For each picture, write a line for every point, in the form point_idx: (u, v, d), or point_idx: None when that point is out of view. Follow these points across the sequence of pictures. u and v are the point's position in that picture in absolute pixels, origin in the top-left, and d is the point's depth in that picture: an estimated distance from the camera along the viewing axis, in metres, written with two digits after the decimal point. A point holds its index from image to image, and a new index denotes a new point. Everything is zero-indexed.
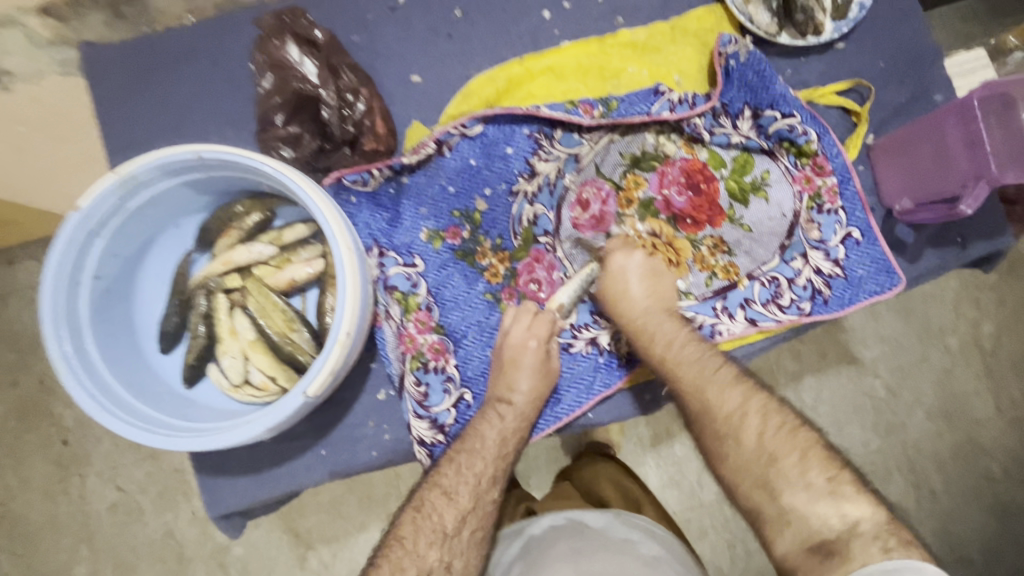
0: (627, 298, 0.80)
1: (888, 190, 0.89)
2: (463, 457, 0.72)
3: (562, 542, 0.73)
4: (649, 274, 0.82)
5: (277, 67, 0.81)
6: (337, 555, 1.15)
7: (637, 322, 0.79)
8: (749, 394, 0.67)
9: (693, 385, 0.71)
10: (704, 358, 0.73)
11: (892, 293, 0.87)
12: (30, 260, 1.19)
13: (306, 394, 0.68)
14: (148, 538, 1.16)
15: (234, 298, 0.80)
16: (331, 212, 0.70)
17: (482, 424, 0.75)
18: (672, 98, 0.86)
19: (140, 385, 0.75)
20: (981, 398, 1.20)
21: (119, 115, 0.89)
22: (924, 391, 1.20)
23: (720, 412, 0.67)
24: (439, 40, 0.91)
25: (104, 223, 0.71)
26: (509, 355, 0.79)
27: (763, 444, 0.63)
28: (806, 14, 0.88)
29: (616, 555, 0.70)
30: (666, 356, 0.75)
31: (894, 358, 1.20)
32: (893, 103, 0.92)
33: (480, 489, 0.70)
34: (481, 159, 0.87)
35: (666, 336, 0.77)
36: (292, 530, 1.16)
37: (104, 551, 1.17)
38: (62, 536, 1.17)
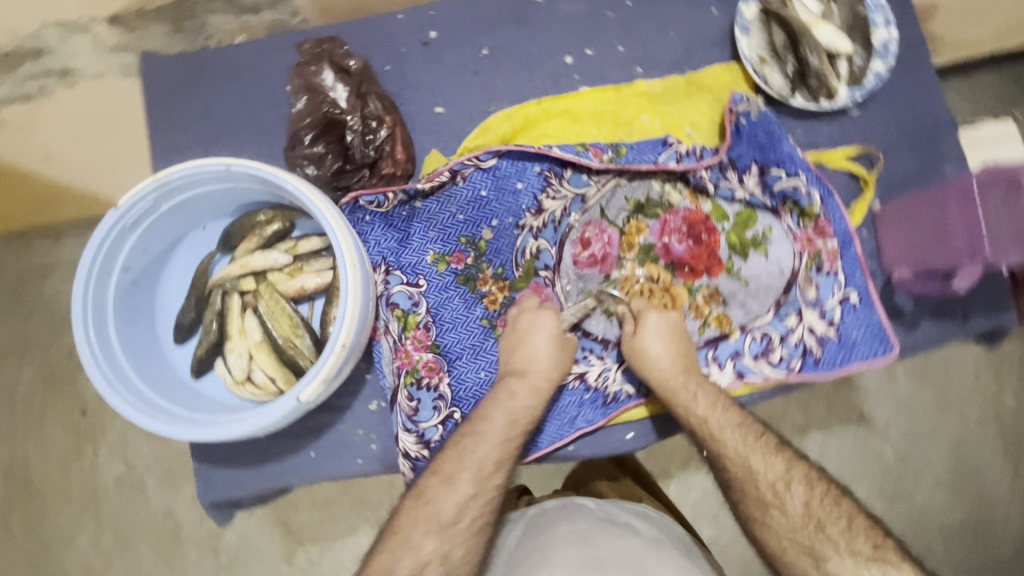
0: (660, 359, 0.82)
1: (889, 255, 0.89)
2: (471, 444, 0.71)
3: (565, 524, 0.72)
4: (677, 334, 0.85)
5: (312, 91, 0.89)
6: (325, 553, 1.18)
7: (676, 384, 0.80)
8: (794, 462, 0.69)
9: (738, 451, 0.71)
10: (744, 422, 0.75)
11: (885, 360, 0.87)
12: (69, 238, 1.22)
13: (300, 398, 0.73)
14: (149, 517, 1.21)
15: (247, 300, 0.85)
16: (335, 221, 0.75)
17: (488, 408, 0.75)
18: (680, 149, 0.89)
19: (151, 372, 0.81)
20: (997, 472, 1.17)
21: (167, 122, 0.96)
22: (934, 459, 1.17)
23: (765, 480, 0.68)
24: (465, 76, 0.96)
25: (138, 221, 0.77)
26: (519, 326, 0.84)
27: (811, 512, 0.65)
28: (819, 80, 0.91)
29: (622, 534, 0.70)
30: (707, 419, 0.76)
31: (906, 423, 1.17)
32: (902, 172, 0.93)
33: (481, 475, 0.68)
34: (492, 192, 0.91)
35: (708, 398, 0.78)
36: (285, 524, 1.19)
37: (108, 522, 1.22)
38: (72, 502, 1.22)
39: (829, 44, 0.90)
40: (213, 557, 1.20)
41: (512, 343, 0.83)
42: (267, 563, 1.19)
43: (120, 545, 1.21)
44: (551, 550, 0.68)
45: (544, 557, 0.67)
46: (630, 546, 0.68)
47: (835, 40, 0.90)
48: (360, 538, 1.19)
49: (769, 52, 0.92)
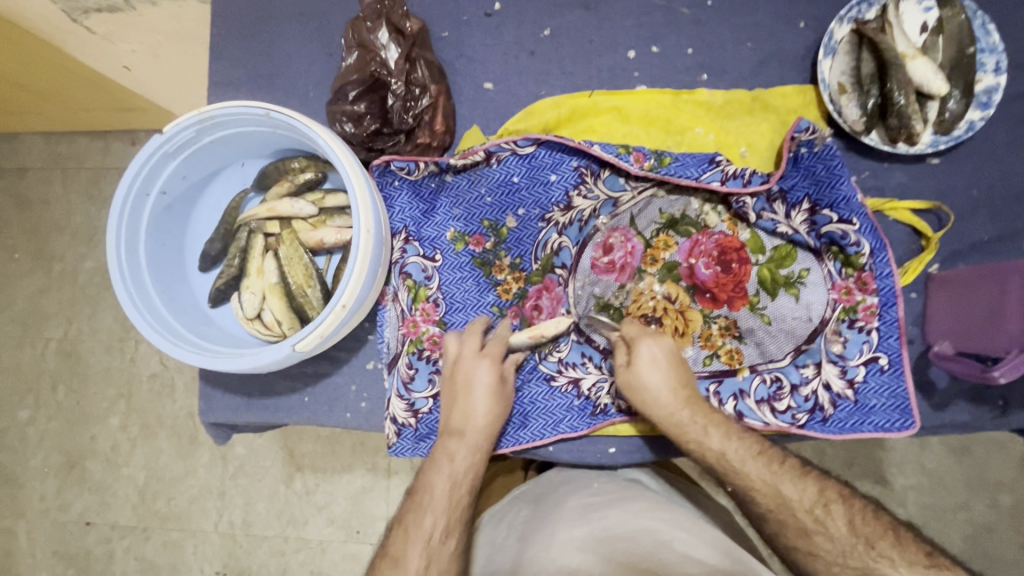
0: (662, 392, 0.78)
1: (933, 326, 0.82)
2: (427, 501, 0.71)
3: (573, 498, 0.78)
4: (677, 360, 0.81)
5: (364, 47, 0.88)
6: (319, 484, 1.25)
7: (682, 417, 0.76)
8: (824, 483, 0.68)
9: (762, 481, 0.69)
10: (765, 449, 0.73)
11: (901, 435, 0.80)
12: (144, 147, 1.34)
13: (295, 347, 0.75)
14: (173, 414, 1.31)
15: (269, 242, 0.88)
16: (355, 177, 0.76)
17: (430, 473, 0.73)
18: (727, 170, 0.83)
19: (172, 293, 0.85)
20: (1015, 567, 1.08)
21: (228, 54, 0.99)
22: (952, 539, 1.10)
23: (803, 508, 0.66)
24: (521, 56, 0.93)
25: (179, 149, 0.81)
26: (461, 376, 0.80)
27: (856, 530, 0.63)
28: (900, 121, 0.81)
29: (626, 500, 0.76)
30: (725, 451, 0.73)
31: (928, 495, 1.11)
32: (973, 238, 0.84)
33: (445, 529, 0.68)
34: (524, 179, 0.89)
35: (718, 428, 0.75)
36: (290, 449, 1.26)
37: (137, 411, 1.32)
38: (110, 386, 1.33)
39: (924, 83, 0.80)
40: (221, 464, 1.29)
41: (452, 395, 0.80)
42: (267, 481, 1.27)
43: (144, 434, 1.32)
44: (560, 524, 0.72)
45: (555, 527, 0.71)
46: (638, 509, 0.73)
47: (931, 79, 0.80)
48: (352, 479, 1.24)
49: (852, 80, 0.84)
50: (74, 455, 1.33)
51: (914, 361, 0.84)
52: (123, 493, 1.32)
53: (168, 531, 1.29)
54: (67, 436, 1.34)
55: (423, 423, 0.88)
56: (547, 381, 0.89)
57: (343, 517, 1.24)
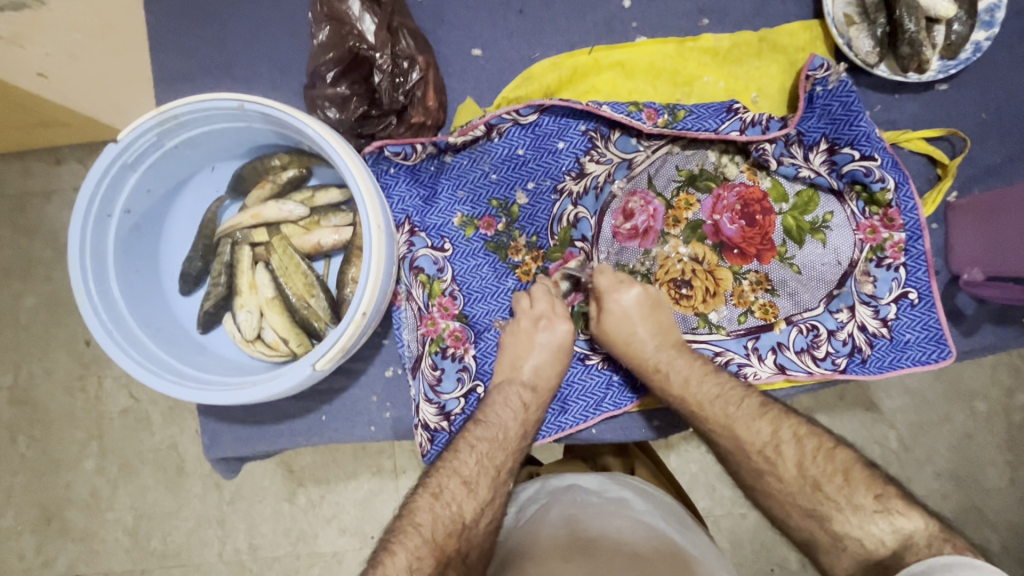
0: (634, 340, 0.78)
1: (958, 255, 0.82)
2: (486, 444, 0.71)
3: (556, 508, 0.70)
4: (648, 308, 0.79)
5: (335, 20, 0.78)
6: (324, 496, 1.17)
7: (649, 363, 0.77)
8: (779, 423, 0.67)
9: (720, 423, 0.70)
10: (725, 391, 0.72)
11: (938, 366, 0.80)
12: (74, 161, 1.18)
13: (315, 366, 0.67)
14: (153, 449, 1.19)
15: (259, 252, 0.79)
16: (365, 181, 0.67)
17: (500, 410, 0.75)
18: (746, 117, 0.79)
19: (155, 323, 0.75)
20: (996, 470, 1.10)
21: (171, 43, 0.86)
22: (939, 452, 1.10)
23: (755, 448, 0.66)
24: (509, 16, 0.85)
25: (141, 158, 0.70)
26: (524, 322, 0.79)
27: (805, 472, 0.63)
28: (913, 49, 0.78)
29: (610, 516, 0.68)
30: (687, 396, 0.73)
31: (915, 413, 1.10)
32: (986, 162, 0.84)
33: (498, 479, 0.70)
34: (530, 151, 0.83)
35: (683, 374, 0.75)
36: (287, 465, 1.18)
37: (113, 450, 1.20)
38: (76, 429, 1.20)
39: (931, 6, 0.77)
40: (215, 492, 1.19)
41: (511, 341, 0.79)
42: (269, 500, 1.18)
43: (124, 474, 1.20)
44: (539, 537, 0.66)
45: (532, 542, 0.66)
46: (617, 529, 0.66)
47: (937, 1, 0.77)
48: (359, 486, 1.16)
49: (858, 10, 0.80)
50: (49, 506, 1.21)
51: (942, 290, 0.84)
52: (112, 538, 1.20)
53: (168, 570, 1.19)
54: (38, 488, 1.21)
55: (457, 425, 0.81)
56: (582, 360, 0.85)
57: (354, 524, 1.16)
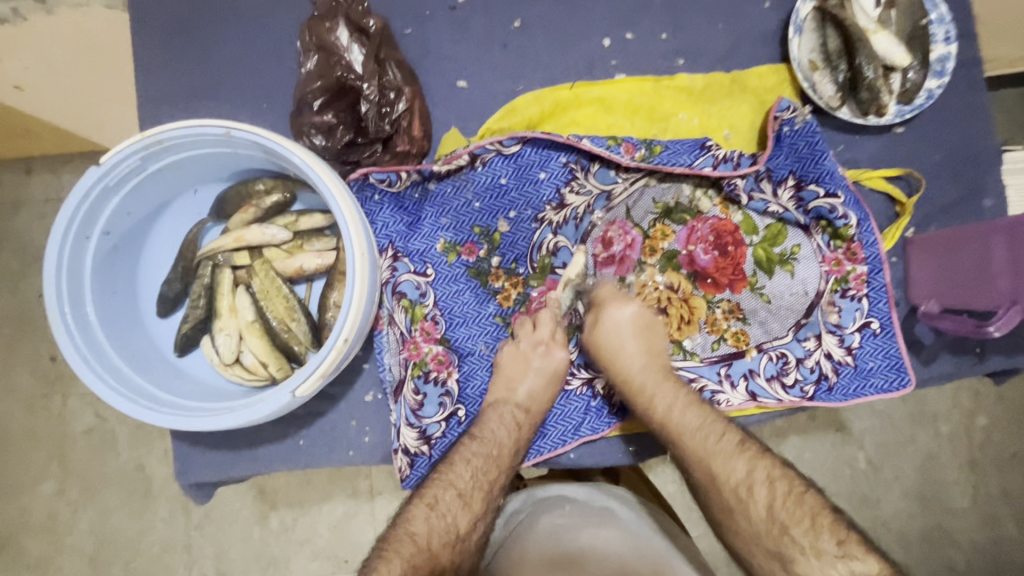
0: (622, 353, 0.80)
1: (917, 289, 0.86)
2: (481, 460, 0.72)
3: (544, 518, 0.72)
4: (642, 327, 0.82)
5: (323, 50, 0.80)
6: (298, 519, 1.14)
7: (633, 381, 0.79)
8: (756, 462, 0.68)
9: (698, 456, 0.71)
10: (707, 423, 0.73)
11: (900, 393, 0.84)
12: (46, 173, 1.16)
13: (294, 393, 0.66)
14: (118, 471, 1.15)
15: (240, 275, 0.79)
16: (354, 220, 0.68)
17: (496, 426, 0.76)
18: (718, 154, 0.83)
19: (132, 348, 0.74)
20: (959, 489, 1.14)
21: (158, 66, 0.87)
22: (904, 472, 1.14)
23: (730, 484, 0.67)
24: (494, 50, 0.88)
25: (122, 182, 0.70)
26: (508, 359, 0.80)
27: (774, 515, 0.64)
28: (871, 94, 0.84)
29: (594, 527, 0.70)
30: (668, 419, 0.75)
31: (882, 434, 1.14)
32: (940, 199, 0.89)
33: (491, 495, 0.71)
34: (512, 181, 0.85)
35: (666, 400, 0.76)
36: (259, 487, 1.15)
37: (75, 473, 1.15)
38: (37, 449, 1.16)
39: (888, 55, 0.84)
40: (182, 516, 1.15)
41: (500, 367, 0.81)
42: (239, 524, 1.15)
43: (86, 497, 1.15)
44: (527, 550, 0.67)
45: (523, 550, 0.67)
46: (604, 540, 0.68)
47: (893, 50, 0.84)
48: (335, 508, 1.14)
49: (821, 57, 0.86)
50: (4, 532, 1.16)
51: (902, 321, 0.89)
52: (70, 566, 1.15)
53: None
54: None
55: (438, 448, 0.82)
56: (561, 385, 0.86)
57: (327, 548, 1.14)
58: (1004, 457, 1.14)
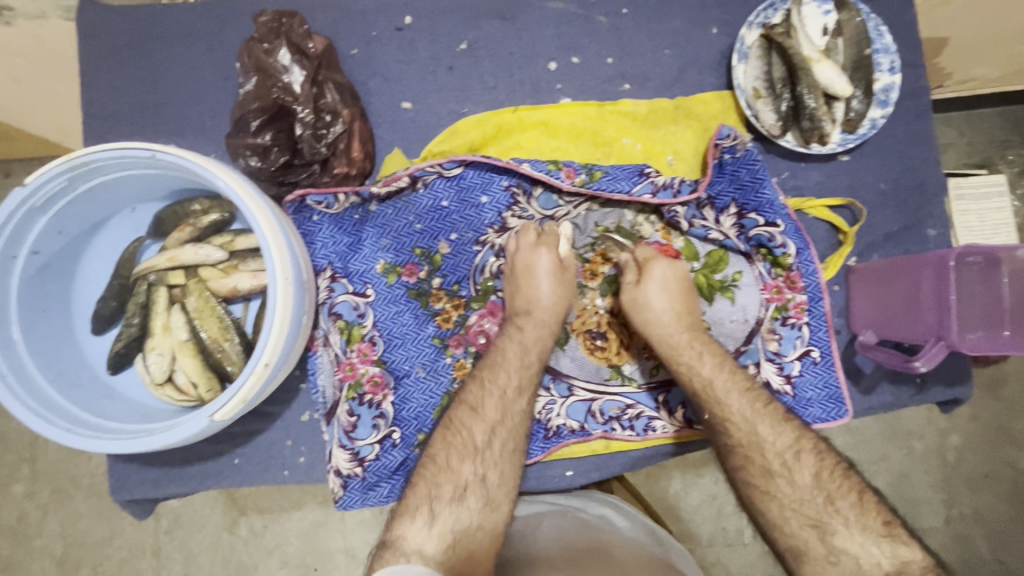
0: (662, 311, 0.79)
1: (859, 317, 0.86)
2: (488, 370, 0.75)
3: (547, 522, 0.75)
4: (684, 286, 0.81)
5: (262, 71, 0.80)
6: (268, 525, 1.14)
7: (675, 341, 0.78)
8: (802, 433, 0.70)
9: (744, 418, 0.71)
10: (753, 386, 0.74)
11: (837, 423, 0.84)
12: (22, 177, 1.14)
13: (213, 418, 0.66)
14: (89, 474, 1.16)
15: (174, 294, 0.79)
16: (269, 229, 0.68)
17: (503, 341, 0.77)
18: (657, 181, 0.83)
19: (61, 368, 0.74)
20: (932, 507, 1.13)
21: (105, 81, 0.87)
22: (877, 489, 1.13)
23: (775, 450, 0.69)
24: (440, 72, 0.88)
25: (51, 202, 0.70)
26: (520, 265, 0.80)
27: (820, 484, 0.66)
28: (813, 123, 0.84)
29: (599, 530, 0.73)
30: (714, 381, 0.75)
31: (854, 451, 1.13)
32: (884, 229, 0.89)
33: (505, 400, 0.73)
34: (454, 203, 0.85)
35: (715, 360, 0.76)
36: (229, 493, 1.15)
37: (45, 475, 1.15)
38: (7, 452, 1.15)
39: (829, 85, 0.84)
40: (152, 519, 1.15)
41: (514, 283, 0.81)
42: (209, 529, 1.15)
43: (55, 501, 1.15)
44: (538, 548, 0.70)
45: (532, 548, 0.70)
46: (613, 541, 0.71)
47: (836, 81, 0.83)
48: (305, 515, 1.14)
49: (765, 85, 0.86)
50: None
51: (842, 350, 0.88)
52: (39, 567, 1.15)
53: None
54: None
55: (372, 470, 0.82)
56: None
57: (297, 555, 1.14)
58: (976, 476, 1.14)
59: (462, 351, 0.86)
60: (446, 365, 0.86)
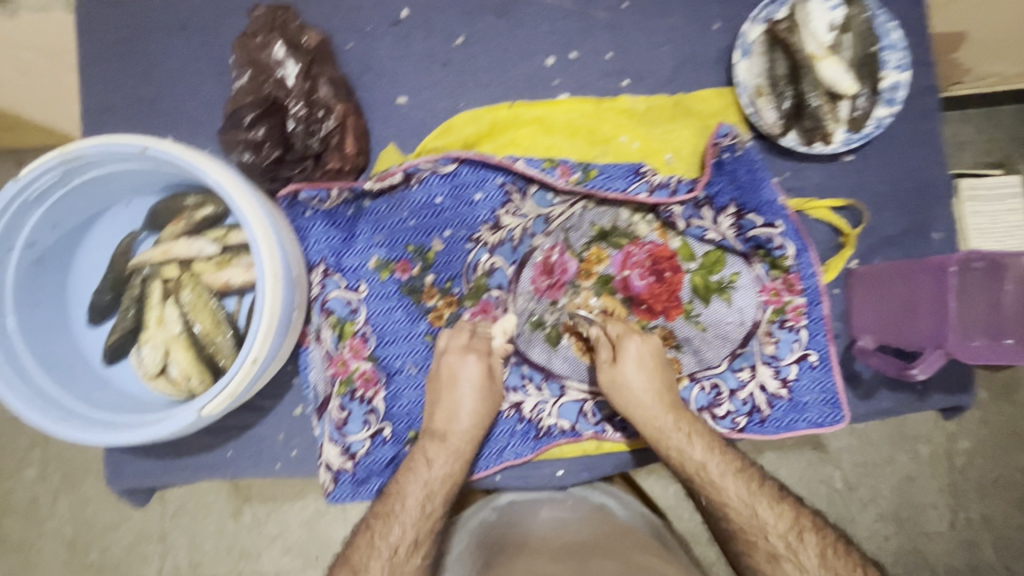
0: (643, 393, 0.77)
1: (858, 320, 0.84)
2: (379, 520, 0.68)
3: (544, 512, 0.76)
4: (660, 364, 0.79)
5: (255, 65, 0.80)
6: (271, 514, 1.15)
7: (659, 424, 0.75)
8: (798, 512, 0.66)
9: (741, 499, 0.68)
10: (744, 467, 0.71)
11: (832, 429, 0.83)
12: None
13: (201, 412, 0.66)
14: (97, 461, 1.18)
15: (168, 287, 0.79)
16: (267, 242, 0.68)
17: (405, 480, 0.71)
18: (652, 181, 0.82)
19: (57, 359, 0.75)
20: (938, 512, 1.12)
21: (102, 75, 0.87)
22: (881, 493, 1.12)
23: (776, 532, 0.65)
24: (434, 67, 0.88)
25: (45, 196, 0.71)
26: (446, 371, 0.78)
27: (826, 564, 0.62)
28: (815, 122, 0.83)
29: (594, 520, 0.73)
30: (707, 464, 0.71)
31: (860, 454, 1.11)
32: (886, 232, 0.87)
33: (396, 557, 0.65)
34: (448, 200, 0.85)
35: (704, 440, 0.74)
36: (233, 481, 1.16)
37: (55, 460, 1.18)
38: (18, 437, 1.18)
39: (834, 84, 0.82)
40: (158, 505, 1.17)
41: (436, 393, 0.77)
42: (213, 517, 1.16)
43: (64, 486, 1.17)
44: (531, 530, 0.71)
45: (525, 530, 0.71)
46: (607, 529, 0.71)
47: (840, 79, 0.81)
48: (307, 505, 1.15)
49: (767, 82, 0.84)
50: None
51: (841, 355, 0.86)
52: (50, 550, 1.18)
53: None
54: None
55: (363, 465, 0.83)
56: None
57: (299, 544, 1.15)
58: (985, 482, 1.12)
59: None
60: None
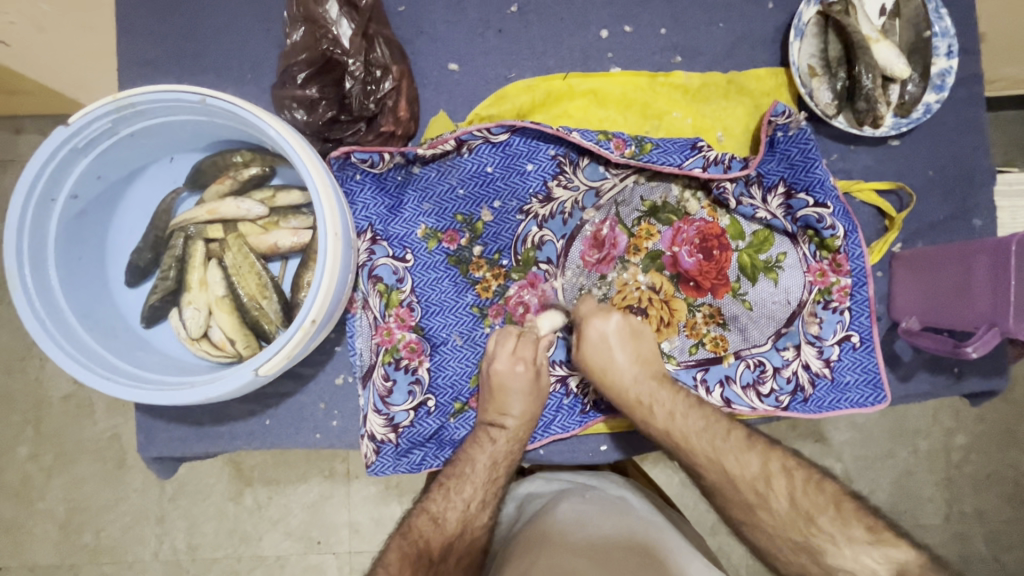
0: (612, 367, 0.77)
1: (902, 303, 0.85)
2: (454, 480, 0.72)
3: (564, 503, 0.72)
4: (627, 336, 0.79)
5: (310, 21, 0.77)
6: (272, 498, 1.13)
7: (631, 397, 0.76)
8: (767, 455, 0.69)
9: (708, 456, 0.70)
10: (715, 421, 0.73)
11: (873, 409, 0.81)
12: (35, 134, 1.12)
13: (258, 371, 0.64)
14: (94, 439, 1.14)
15: (212, 248, 0.77)
16: (327, 197, 0.66)
17: (474, 450, 0.74)
18: (709, 156, 0.81)
19: (96, 317, 0.72)
20: (933, 505, 1.14)
21: (139, 28, 0.84)
22: (879, 485, 1.14)
23: (744, 481, 0.68)
24: (488, 34, 0.86)
25: (93, 143, 0.68)
26: (496, 379, 0.77)
27: (797, 506, 0.65)
28: (868, 104, 0.82)
29: (614, 516, 0.70)
30: (671, 430, 0.73)
31: (860, 447, 1.14)
32: (931, 217, 0.88)
33: (468, 513, 0.70)
34: (499, 169, 0.83)
35: (666, 406, 0.75)
36: (235, 464, 1.14)
37: (49, 437, 1.14)
38: (13, 411, 1.13)
39: (887, 67, 0.81)
40: (157, 486, 1.14)
41: (487, 395, 0.78)
42: (213, 498, 1.14)
43: (59, 463, 1.14)
44: (550, 528, 0.67)
45: (543, 527, 0.68)
46: (628, 529, 0.68)
47: (893, 62, 0.81)
48: (310, 489, 1.14)
49: (820, 63, 0.84)
50: None
51: (882, 336, 0.88)
52: (41, 530, 1.14)
53: (99, 567, 1.13)
54: None
55: (405, 437, 0.81)
56: None
57: (301, 528, 1.13)
58: (979, 478, 1.14)
59: (500, 321, 0.85)
60: (482, 335, 0.85)
